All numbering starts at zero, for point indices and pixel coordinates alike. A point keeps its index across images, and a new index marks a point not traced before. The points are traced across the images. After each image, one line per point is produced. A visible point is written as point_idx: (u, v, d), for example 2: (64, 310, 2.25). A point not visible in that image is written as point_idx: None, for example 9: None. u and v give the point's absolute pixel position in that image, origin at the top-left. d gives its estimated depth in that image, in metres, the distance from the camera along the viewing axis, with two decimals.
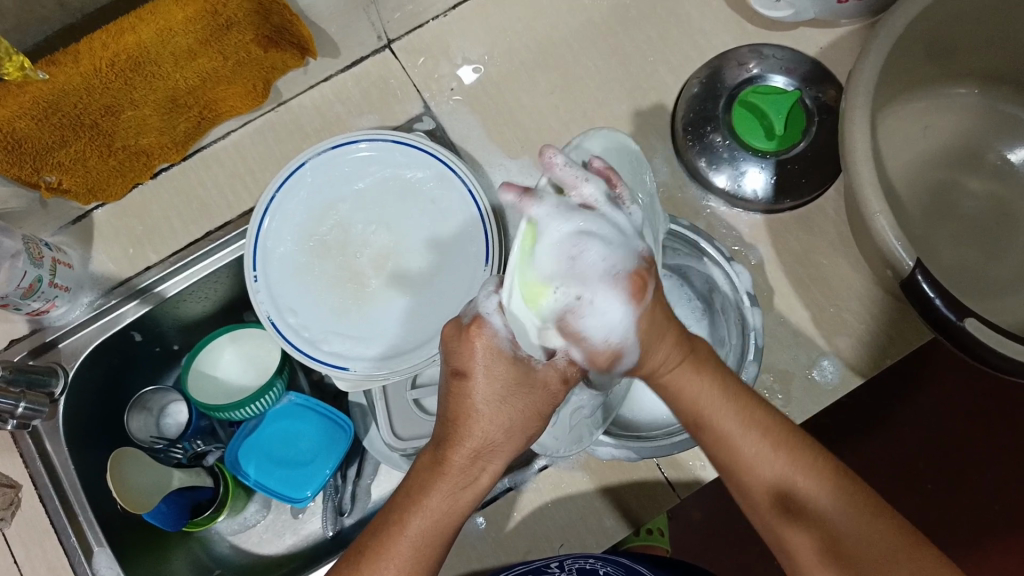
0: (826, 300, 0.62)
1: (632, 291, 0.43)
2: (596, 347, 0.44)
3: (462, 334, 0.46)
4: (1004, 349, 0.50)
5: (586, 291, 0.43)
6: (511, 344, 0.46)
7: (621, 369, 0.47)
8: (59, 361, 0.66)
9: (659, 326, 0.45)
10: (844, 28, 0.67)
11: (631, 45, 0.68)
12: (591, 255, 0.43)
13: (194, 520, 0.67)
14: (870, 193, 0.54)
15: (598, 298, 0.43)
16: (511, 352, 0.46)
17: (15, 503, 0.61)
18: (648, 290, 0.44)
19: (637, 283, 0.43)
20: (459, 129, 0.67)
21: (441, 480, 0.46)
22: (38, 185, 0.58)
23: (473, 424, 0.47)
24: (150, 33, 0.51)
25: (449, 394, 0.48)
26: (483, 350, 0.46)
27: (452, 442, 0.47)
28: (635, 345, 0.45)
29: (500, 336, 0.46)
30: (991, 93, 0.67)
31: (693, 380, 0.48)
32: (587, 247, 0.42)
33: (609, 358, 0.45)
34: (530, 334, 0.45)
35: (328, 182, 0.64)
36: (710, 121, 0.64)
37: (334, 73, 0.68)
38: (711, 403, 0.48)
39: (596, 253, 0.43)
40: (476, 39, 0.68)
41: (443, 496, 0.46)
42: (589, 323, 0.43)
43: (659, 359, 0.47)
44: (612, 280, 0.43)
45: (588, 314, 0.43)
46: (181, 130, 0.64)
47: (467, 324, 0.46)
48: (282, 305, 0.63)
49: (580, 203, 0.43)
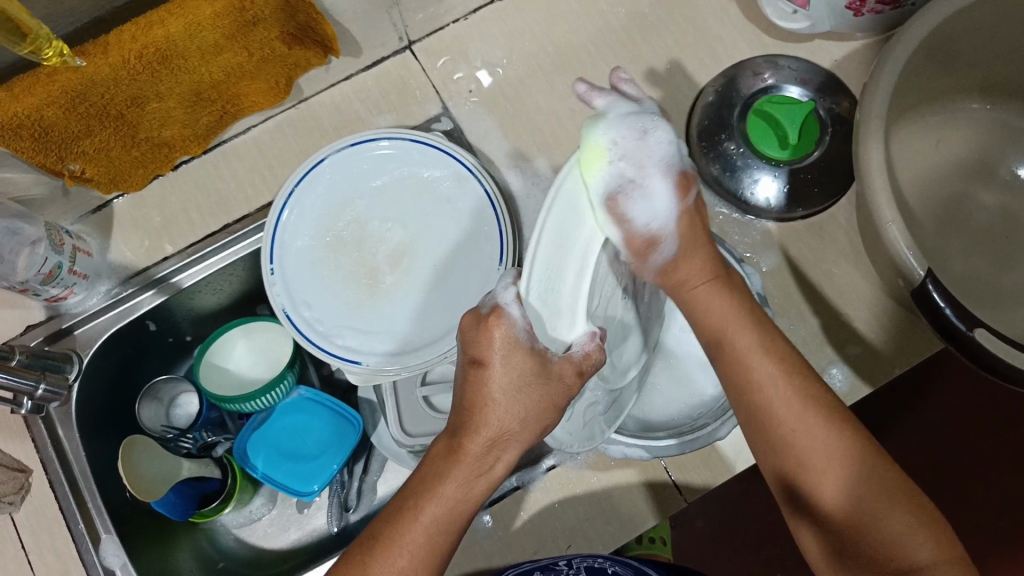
0: (837, 308, 0.63)
1: (675, 188, 0.49)
2: (637, 229, 0.47)
3: (481, 323, 0.46)
4: (1013, 358, 0.51)
5: (642, 178, 0.48)
6: (528, 335, 0.45)
7: (654, 264, 0.50)
8: (74, 348, 0.67)
9: (697, 235, 0.51)
10: (859, 42, 0.68)
11: (648, 53, 0.69)
12: (654, 143, 0.49)
13: (201, 511, 0.67)
14: (884, 203, 0.54)
15: (650, 185, 0.48)
16: (527, 344, 0.46)
17: (25, 486, 0.62)
18: (690, 192, 0.51)
19: (682, 184, 0.50)
20: (475, 130, 0.68)
21: (456, 467, 0.47)
22: (62, 173, 0.59)
23: (489, 413, 0.47)
24: (179, 28, 0.53)
25: (465, 383, 0.48)
26: (500, 340, 0.45)
27: (468, 431, 0.47)
28: (673, 235, 0.49)
29: (517, 327, 0.45)
30: (1002, 108, 0.68)
31: (719, 296, 0.51)
32: (652, 136, 0.49)
33: (644, 245, 0.48)
34: (545, 323, 0.46)
35: (345, 179, 0.65)
36: (724, 129, 0.65)
37: (355, 72, 0.69)
38: (732, 319, 0.50)
39: (660, 142, 0.49)
40: (495, 42, 0.69)
41: (458, 484, 0.47)
42: (637, 210, 0.47)
43: (686, 271, 0.51)
44: (662, 170, 0.49)
45: (640, 200, 0.47)
46: (204, 123, 0.65)
47: (486, 313, 0.46)
48: (296, 299, 0.64)
49: (640, 106, 0.50)
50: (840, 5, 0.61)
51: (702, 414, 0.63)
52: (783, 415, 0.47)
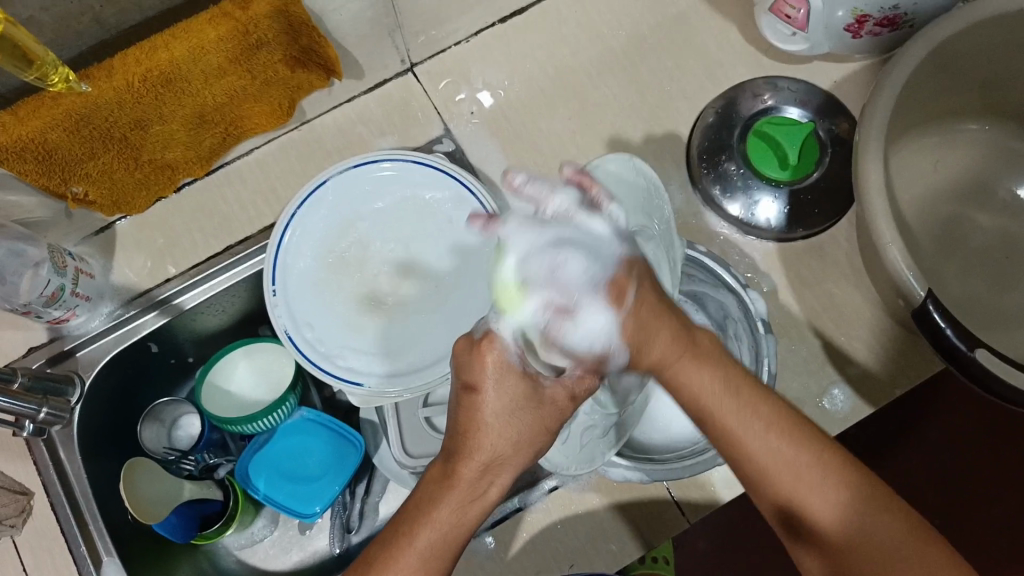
0: (837, 329, 0.63)
1: (609, 303, 0.46)
2: (580, 354, 0.47)
3: (474, 347, 0.47)
4: (1014, 379, 0.51)
5: (571, 295, 0.47)
6: (520, 359, 0.47)
7: (614, 364, 0.49)
8: (76, 370, 0.66)
9: (652, 323, 0.47)
10: (858, 63, 0.68)
11: (649, 75, 0.69)
12: (573, 250, 0.47)
13: (203, 533, 0.66)
14: (884, 223, 0.55)
15: (582, 313, 0.46)
16: (520, 367, 0.47)
17: (27, 510, 0.62)
18: (630, 293, 0.47)
19: (617, 290, 0.47)
20: (477, 151, 0.68)
21: (451, 492, 0.46)
22: (65, 196, 0.60)
23: (483, 437, 0.47)
24: (183, 52, 0.53)
25: (459, 406, 0.48)
26: (493, 365, 0.47)
27: (461, 455, 0.47)
28: (623, 348, 0.47)
29: (509, 351, 0.47)
30: (1001, 129, 0.68)
31: (698, 373, 0.48)
32: (566, 267, 0.47)
33: (596, 362, 0.47)
34: (539, 349, 0.47)
35: (348, 200, 0.66)
36: (724, 150, 0.65)
37: (359, 94, 0.69)
38: (712, 395, 0.47)
39: (574, 266, 0.47)
40: (497, 65, 0.70)
41: (453, 508, 0.46)
42: (576, 332, 0.46)
43: (656, 354, 0.48)
44: (591, 283, 0.46)
45: (575, 324, 0.46)
46: (207, 146, 0.65)
47: (478, 338, 0.47)
48: (298, 319, 0.64)
49: (549, 211, 0.50)
50: (838, 28, 0.62)
51: (704, 437, 0.63)
52: (766, 460, 0.45)
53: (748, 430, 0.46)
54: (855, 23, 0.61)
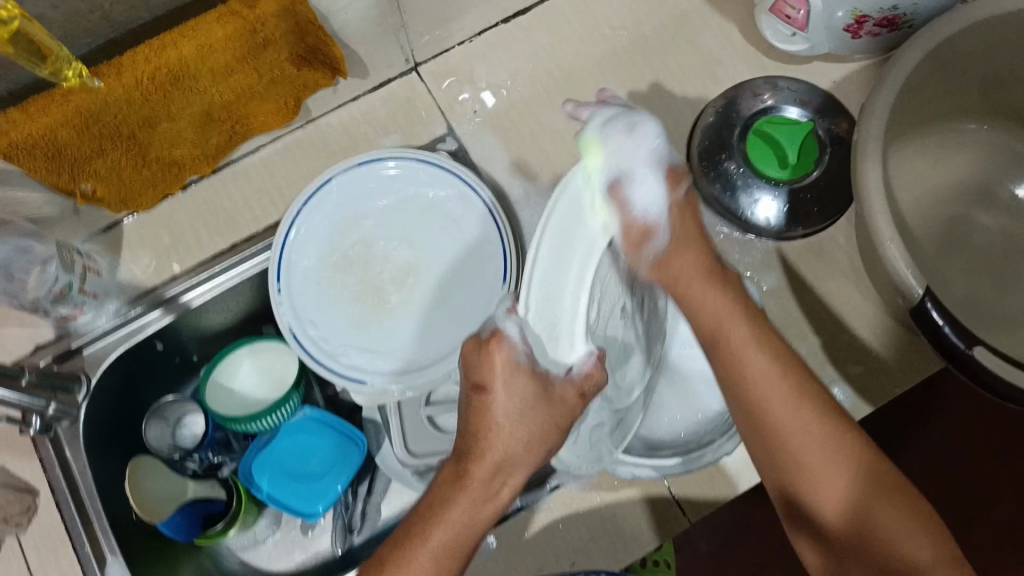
0: (837, 327, 0.63)
1: (667, 176, 0.52)
2: (633, 217, 0.50)
3: (481, 348, 0.48)
4: (1012, 377, 0.51)
5: (637, 171, 0.51)
6: (527, 356, 0.47)
7: (649, 255, 0.52)
8: (83, 367, 0.67)
9: (690, 226, 0.53)
10: (858, 63, 0.69)
11: (651, 75, 0.70)
12: (642, 135, 0.51)
13: (205, 533, 0.67)
14: (882, 221, 0.55)
15: (644, 180, 0.51)
16: (528, 365, 0.48)
17: (31, 508, 0.62)
18: (683, 181, 0.52)
19: (675, 174, 0.52)
20: (480, 150, 0.69)
21: (463, 493, 0.47)
22: (74, 193, 0.60)
23: (495, 437, 0.47)
24: (191, 50, 0.54)
25: (467, 408, 0.49)
26: (502, 364, 0.47)
27: (473, 455, 0.47)
28: (667, 226, 0.51)
29: (517, 350, 0.47)
30: (1001, 129, 0.69)
31: (710, 295, 0.51)
32: (644, 125, 0.52)
33: (642, 233, 0.51)
34: (545, 345, 0.49)
35: (352, 200, 0.66)
36: (724, 149, 0.66)
37: (364, 93, 0.70)
38: (727, 313, 0.51)
39: (651, 131, 0.51)
40: (501, 65, 0.70)
41: (465, 509, 0.47)
42: (637, 194, 0.50)
43: (678, 268, 0.52)
44: (653, 164, 0.51)
45: (638, 188, 0.51)
46: (213, 144, 0.66)
47: (486, 338, 0.48)
48: (302, 317, 0.64)
49: (629, 111, 0.54)
50: (838, 28, 0.62)
51: (708, 430, 0.63)
52: (781, 437, 0.48)
53: (768, 387, 0.48)
54: (855, 23, 0.62)
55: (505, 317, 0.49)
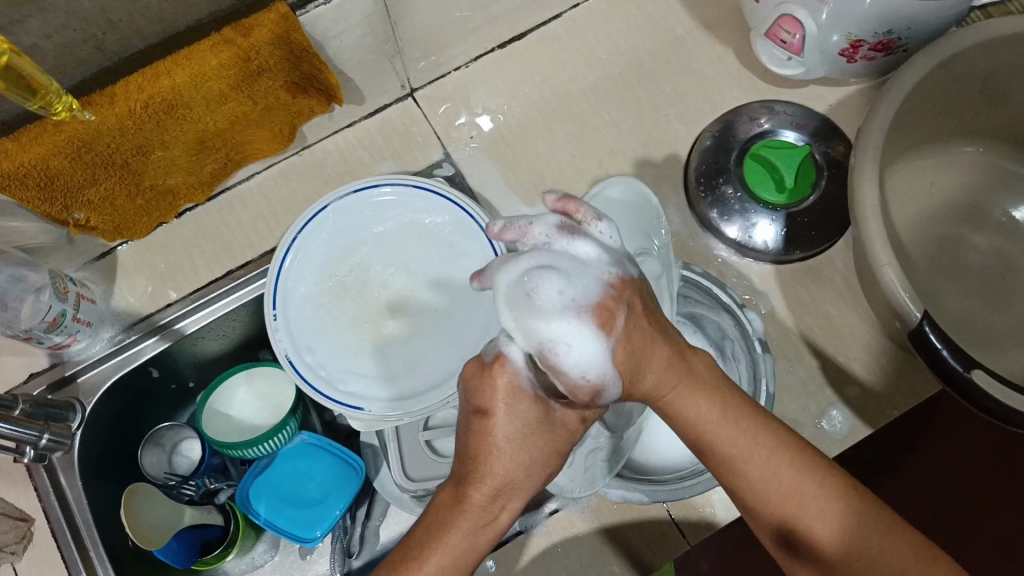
0: (836, 350, 0.63)
1: (596, 322, 0.45)
2: (576, 384, 0.45)
3: (485, 370, 0.47)
4: (1008, 400, 0.51)
5: (557, 331, 0.44)
6: (531, 383, 0.47)
7: (607, 402, 0.47)
8: (78, 396, 0.66)
9: (641, 351, 0.47)
10: (853, 87, 0.69)
11: (646, 100, 0.70)
12: (544, 282, 0.44)
13: (203, 558, 0.66)
14: (879, 246, 0.55)
15: (571, 334, 0.44)
16: (531, 391, 0.47)
17: (27, 536, 0.62)
18: (614, 321, 0.45)
19: (603, 315, 0.45)
20: (476, 175, 0.69)
21: (461, 518, 0.47)
22: (66, 222, 0.60)
23: (495, 462, 0.47)
24: (184, 79, 0.53)
25: (466, 431, 0.48)
26: (505, 387, 0.46)
27: (473, 480, 0.47)
28: (616, 377, 0.46)
29: (521, 374, 0.47)
30: (994, 151, 0.69)
31: (690, 400, 0.49)
32: (540, 280, 0.44)
33: (591, 393, 0.46)
34: (550, 366, 0.48)
35: (349, 225, 0.66)
36: (721, 173, 0.66)
37: (359, 119, 0.70)
38: (708, 420, 0.48)
39: (556, 287, 0.44)
40: (496, 90, 0.70)
41: (464, 533, 0.46)
42: (568, 360, 0.44)
43: (651, 382, 0.48)
44: (574, 309, 0.44)
45: (569, 348, 0.44)
46: (208, 171, 0.66)
47: (489, 361, 0.47)
48: (299, 344, 0.64)
49: (553, 243, 0.47)
50: (833, 52, 0.63)
51: (701, 457, 0.63)
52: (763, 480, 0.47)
53: (743, 456, 0.47)
54: (850, 48, 0.62)
55: (509, 343, 0.47)
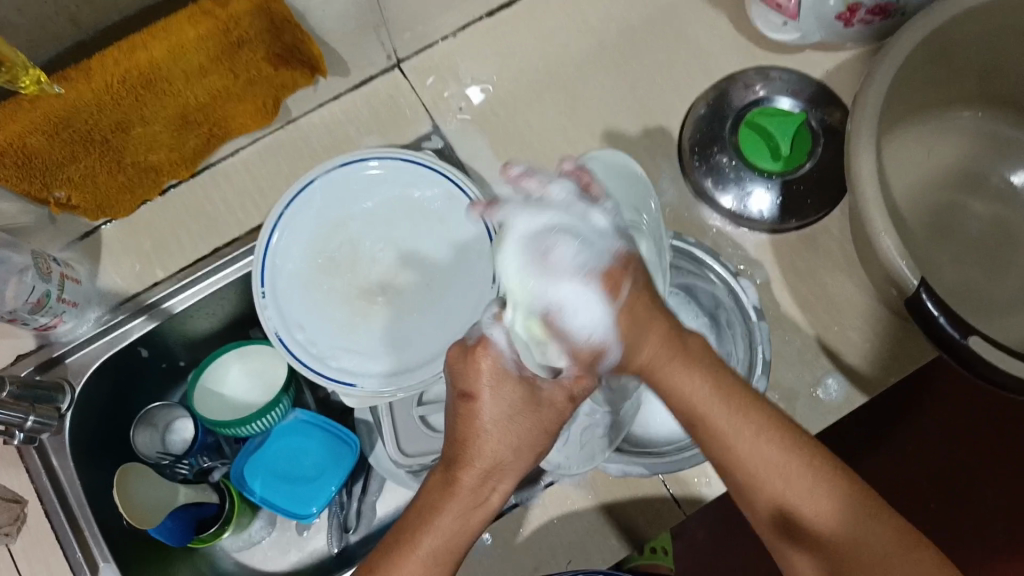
0: (830, 319, 0.63)
1: (604, 289, 0.48)
2: (578, 346, 0.49)
3: (467, 354, 0.49)
4: (1007, 365, 0.51)
5: (563, 238, 0.49)
6: (515, 363, 0.49)
7: (606, 367, 0.50)
8: (66, 376, 0.66)
9: (641, 321, 0.49)
10: (850, 52, 0.67)
11: (639, 67, 0.68)
12: (584, 216, 0.50)
13: (199, 536, 0.66)
14: (875, 213, 0.54)
15: (576, 304, 0.48)
16: (516, 372, 0.49)
17: (20, 517, 0.61)
18: (623, 287, 0.49)
19: (612, 279, 0.48)
20: (466, 147, 0.67)
21: (451, 501, 0.47)
22: (47, 201, 0.59)
23: (483, 444, 0.48)
24: (162, 51, 0.52)
25: (454, 417, 0.50)
26: (488, 371, 0.49)
27: (461, 463, 0.48)
28: (619, 344, 0.49)
29: (504, 356, 0.49)
30: (994, 117, 0.68)
31: (685, 377, 0.49)
32: (593, 204, 0.51)
33: (590, 356, 0.49)
34: (534, 354, 0.49)
35: (336, 200, 0.65)
36: (716, 142, 0.65)
37: (345, 91, 0.68)
38: (705, 399, 0.48)
39: (567, 250, 0.48)
40: (485, 60, 0.68)
41: (454, 516, 0.47)
42: (575, 323, 0.48)
43: (643, 356, 0.49)
44: (583, 275, 0.48)
45: (574, 314, 0.48)
46: (191, 146, 0.64)
47: (472, 344, 0.49)
48: (289, 321, 0.63)
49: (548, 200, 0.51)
50: (829, 16, 0.61)
51: None
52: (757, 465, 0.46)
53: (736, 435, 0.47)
54: (847, 13, 0.60)
55: (493, 324, 0.50)
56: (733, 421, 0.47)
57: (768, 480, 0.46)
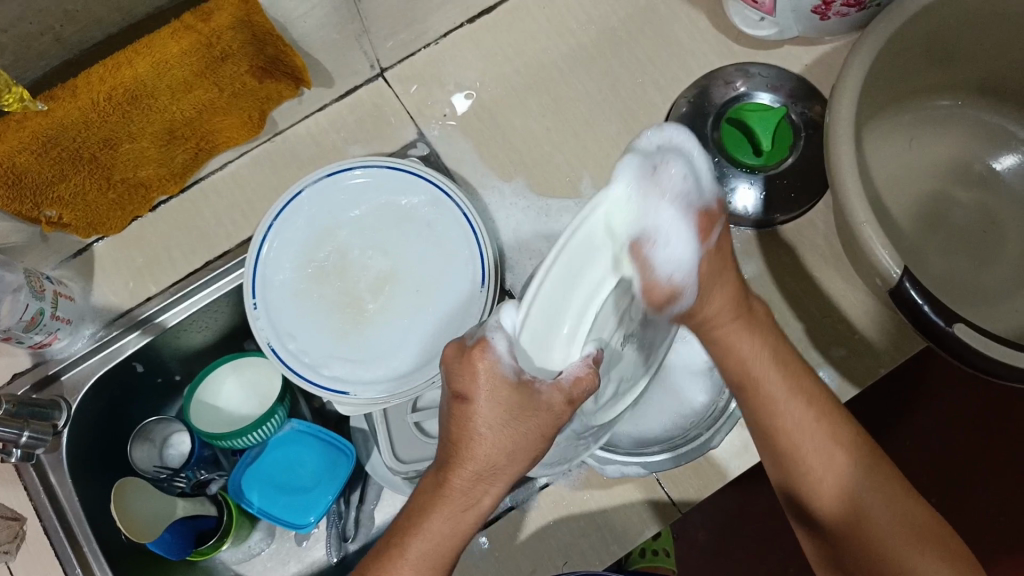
0: (819, 312, 0.63)
1: (698, 225, 0.46)
2: (656, 278, 0.45)
3: (464, 355, 0.44)
4: (991, 352, 0.51)
5: (659, 224, 0.43)
6: (514, 370, 0.43)
7: (676, 304, 0.49)
8: (62, 394, 0.66)
9: (718, 269, 0.50)
10: (828, 45, 0.68)
11: (619, 68, 0.69)
12: (677, 174, 0.43)
13: (199, 549, 0.66)
14: (857, 204, 0.54)
15: (674, 234, 0.44)
16: (513, 377, 0.43)
17: (20, 534, 0.61)
18: (712, 228, 0.47)
19: (705, 224, 0.47)
20: (452, 153, 0.68)
21: (444, 502, 0.46)
22: (38, 220, 0.59)
23: (477, 447, 0.45)
24: (147, 67, 0.52)
25: (450, 416, 0.46)
26: (484, 374, 0.43)
27: (454, 465, 0.46)
28: (693, 280, 0.48)
29: (501, 363, 0.43)
30: (975, 105, 0.68)
31: (744, 337, 0.52)
32: (673, 158, 0.43)
33: (665, 292, 0.47)
34: (533, 356, 0.42)
35: (325, 210, 0.65)
36: (699, 140, 0.65)
37: (330, 102, 0.69)
38: (758, 360, 0.51)
39: (676, 178, 0.43)
40: (468, 65, 0.69)
41: (445, 519, 0.46)
42: (661, 254, 0.44)
43: (712, 308, 0.51)
44: (684, 211, 0.44)
45: (664, 246, 0.44)
46: (179, 161, 0.65)
47: (470, 346, 0.44)
48: (281, 331, 0.63)
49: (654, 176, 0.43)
50: (806, 10, 0.61)
51: (693, 424, 0.63)
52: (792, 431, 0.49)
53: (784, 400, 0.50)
54: (823, 6, 0.60)
55: (495, 326, 0.43)
56: (787, 393, 0.50)
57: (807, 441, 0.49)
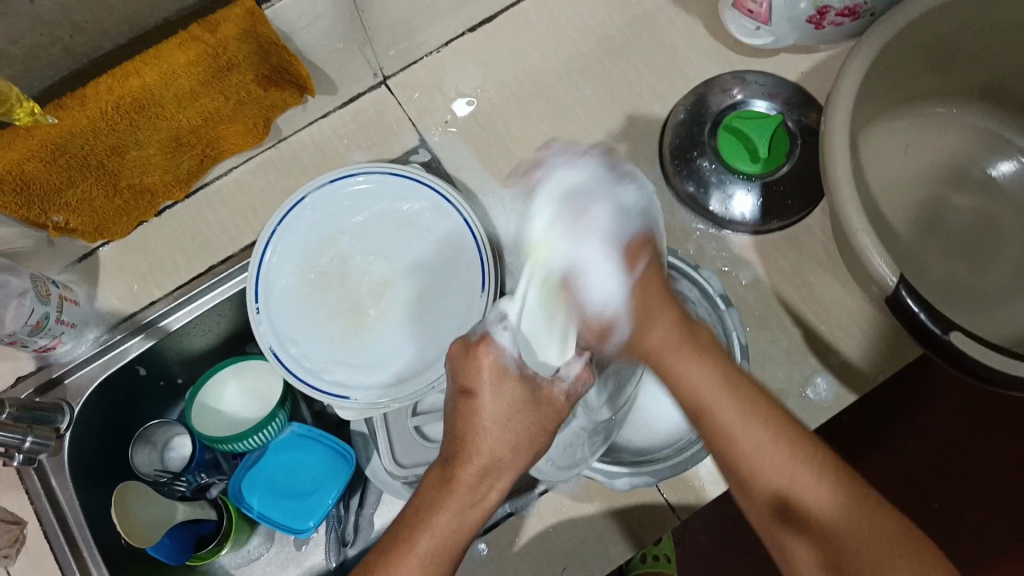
0: (817, 317, 0.63)
1: (622, 260, 0.50)
2: (588, 309, 0.49)
3: (469, 350, 0.48)
4: (988, 358, 0.51)
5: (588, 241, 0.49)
6: (516, 362, 0.47)
7: (615, 344, 0.51)
8: (65, 398, 0.67)
9: (654, 304, 0.50)
10: (823, 54, 0.70)
11: (618, 76, 0.70)
12: (621, 192, 0.51)
13: (198, 554, 0.67)
14: (852, 211, 0.54)
15: (592, 267, 0.49)
16: (516, 370, 0.47)
17: (20, 539, 0.61)
18: (638, 258, 0.50)
19: (630, 252, 0.50)
20: (453, 159, 0.69)
21: (450, 498, 0.46)
22: (45, 225, 0.60)
23: (481, 442, 0.47)
24: (154, 76, 0.53)
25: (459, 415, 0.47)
26: (489, 368, 0.47)
27: (461, 459, 0.47)
28: (628, 316, 0.50)
29: (507, 355, 0.47)
30: (970, 111, 0.69)
31: (693, 364, 0.49)
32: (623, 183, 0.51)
33: (599, 325, 0.49)
34: (533, 349, 0.47)
35: (327, 216, 0.66)
36: (695, 147, 0.66)
37: (333, 110, 0.70)
38: (710, 387, 0.48)
39: (603, 212, 0.50)
40: (469, 73, 0.70)
41: (452, 514, 0.45)
42: (587, 284, 0.49)
43: (653, 338, 0.50)
44: (609, 242, 0.50)
45: (588, 277, 0.49)
46: (184, 168, 0.66)
47: (474, 342, 0.48)
48: (282, 336, 0.64)
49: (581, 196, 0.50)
50: (801, 20, 0.62)
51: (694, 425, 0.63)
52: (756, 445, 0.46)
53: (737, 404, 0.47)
54: (818, 15, 0.61)
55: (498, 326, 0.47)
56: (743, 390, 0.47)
57: (773, 476, 0.45)
